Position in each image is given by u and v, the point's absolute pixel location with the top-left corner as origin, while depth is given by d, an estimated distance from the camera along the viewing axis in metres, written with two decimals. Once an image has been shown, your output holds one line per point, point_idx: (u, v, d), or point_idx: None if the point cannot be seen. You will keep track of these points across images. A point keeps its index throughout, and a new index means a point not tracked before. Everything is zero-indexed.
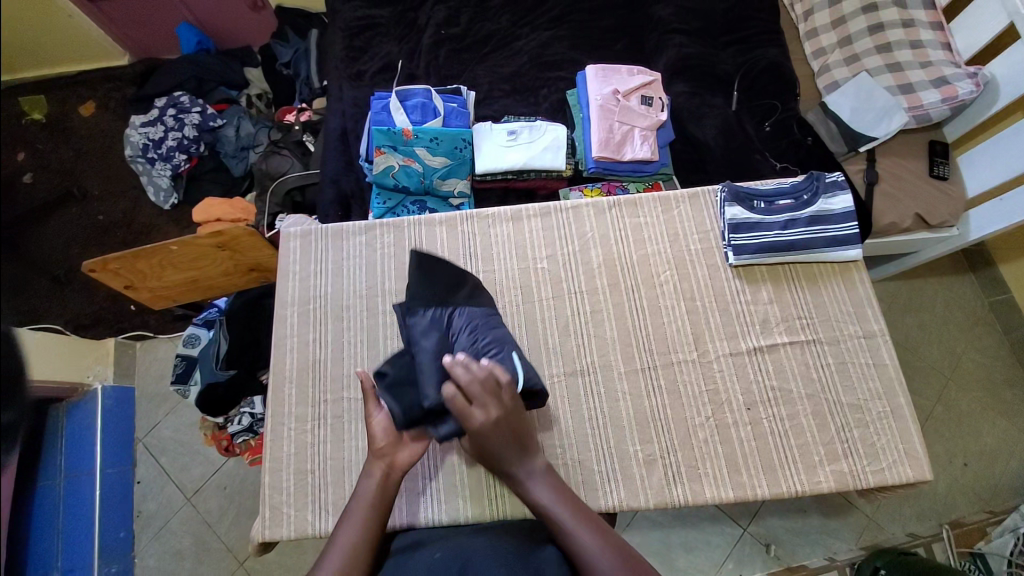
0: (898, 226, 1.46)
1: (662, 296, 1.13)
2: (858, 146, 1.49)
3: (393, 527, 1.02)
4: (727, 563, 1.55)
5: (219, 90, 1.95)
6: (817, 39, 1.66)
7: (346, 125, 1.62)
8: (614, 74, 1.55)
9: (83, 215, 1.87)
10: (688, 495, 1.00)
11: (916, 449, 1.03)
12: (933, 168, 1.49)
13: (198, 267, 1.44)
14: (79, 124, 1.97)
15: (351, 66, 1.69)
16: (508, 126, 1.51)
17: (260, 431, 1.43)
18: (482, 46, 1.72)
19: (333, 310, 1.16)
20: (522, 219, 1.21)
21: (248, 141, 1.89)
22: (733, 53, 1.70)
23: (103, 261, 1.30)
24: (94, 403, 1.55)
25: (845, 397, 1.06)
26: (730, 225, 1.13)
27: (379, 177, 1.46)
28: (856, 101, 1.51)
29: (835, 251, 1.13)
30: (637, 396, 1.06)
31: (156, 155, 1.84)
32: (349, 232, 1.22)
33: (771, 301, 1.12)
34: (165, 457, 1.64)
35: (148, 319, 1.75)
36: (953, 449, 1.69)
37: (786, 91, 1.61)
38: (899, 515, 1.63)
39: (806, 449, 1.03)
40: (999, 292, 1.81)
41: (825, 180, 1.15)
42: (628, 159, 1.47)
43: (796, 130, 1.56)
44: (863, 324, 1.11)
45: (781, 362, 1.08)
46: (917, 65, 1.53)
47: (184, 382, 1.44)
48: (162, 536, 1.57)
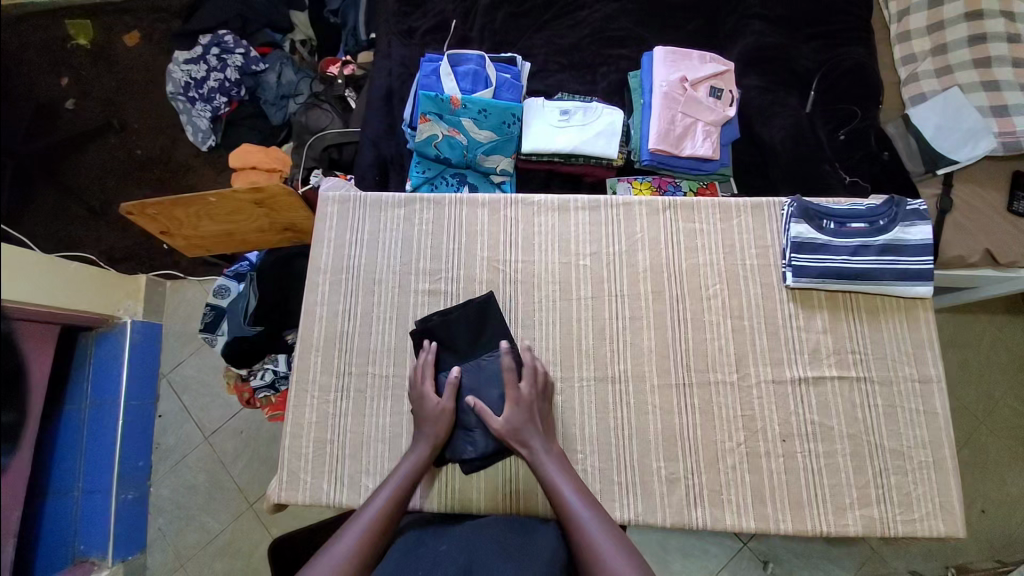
0: (965, 260, 1.34)
1: (708, 311, 1.07)
2: (937, 168, 1.37)
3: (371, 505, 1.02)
4: (721, 573, 1.54)
5: (263, 33, 1.88)
6: (908, 44, 1.50)
7: (391, 85, 1.55)
8: (683, 59, 1.43)
9: (122, 147, 1.86)
10: (707, 520, 0.97)
11: (954, 505, 0.98)
12: (1012, 202, 1.36)
13: (235, 221, 1.42)
14: (124, 55, 1.94)
15: (402, 21, 1.60)
16: (561, 105, 1.43)
17: (282, 388, 1.43)
18: (543, 13, 1.61)
19: (365, 282, 1.13)
20: (570, 210, 1.14)
21: (289, 89, 1.83)
22: (815, 48, 1.56)
23: (141, 204, 1.29)
24: (123, 335, 1.58)
25: (887, 442, 1.00)
26: (793, 243, 1.05)
27: (421, 145, 1.40)
28: (943, 118, 1.39)
29: (906, 285, 1.04)
30: (667, 411, 1.02)
31: (197, 95, 1.80)
32: (389, 204, 1.17)
33: (825, 331, 1.05)
34: (187, 396, 1.67)
35: (179, 260, 1.76)
36: (974, 495, 1.62)
37: (869, 97, 1.47)
38: (907, 553, 1.58)
39: (838, 490, 0.98)
40: None
41: (905, 207, 1.05)
42: (686, 155, 1.38)
43: (874, 142, 1.44)
44: (920, 368, 1.04)
45: (826, 397, 1.02)
46: (1017, 87, 1.39)
47: (212, 332, 1.44)
48: (179, 469, 1.62)
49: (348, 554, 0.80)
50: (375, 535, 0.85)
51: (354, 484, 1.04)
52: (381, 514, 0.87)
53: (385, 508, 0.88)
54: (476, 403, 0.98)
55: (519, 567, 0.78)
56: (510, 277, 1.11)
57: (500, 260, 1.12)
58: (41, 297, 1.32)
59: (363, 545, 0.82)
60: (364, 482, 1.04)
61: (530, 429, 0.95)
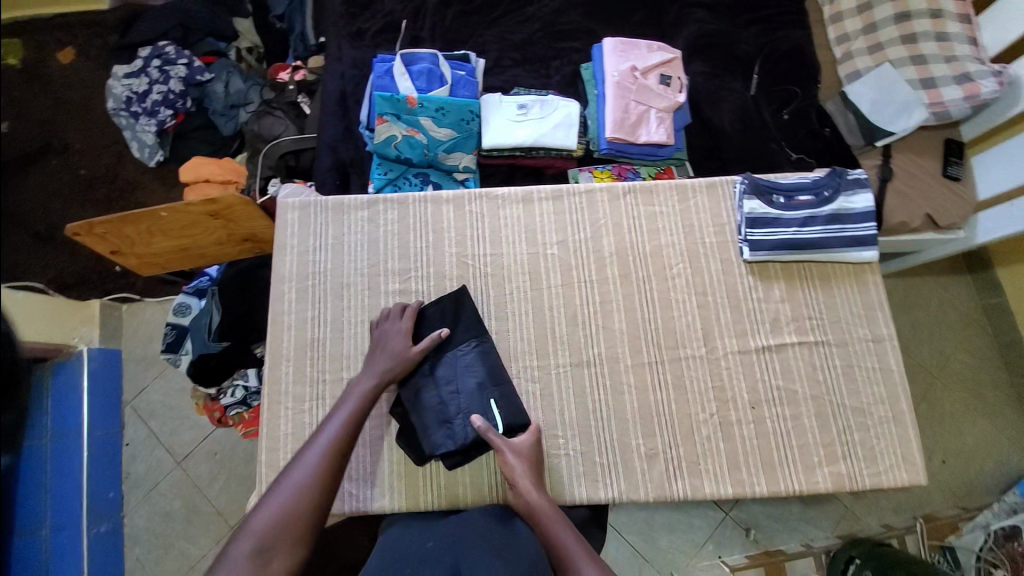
0: (907, 225, 1.44)
1: (674, 290, 1.11)
2: (876, 140, 1.45)
3: (345, 511, 1.01)
4: (708, 545, 1.59)
5: (206, 42, 1.82)
6: (840, 24, 1.59)
7: (345, 87, 1.52)
8: (632, 49, 1.47)
9: (64, 168, 1.76)
10: (688, 491, 1.00)
11: (914, 454, 1.04)
12: (946, 167, 1.46)
13: (190, 235, 1.37)
14: (58, 72, 1.84)
15: (350, 23, 1.58)
16: (518, 100, 1.44)
17: (254, 404, 1.38)
18: (492, 9, 1.62)
19: (333, 287, 1.12)
20: (534, 201, 1.16)
21: (238, 98, 1.77)
22: (755, 33, 1.62)
23: (87, 224, 1.23)
24: (79, 364, 1.50)
25: (848, 400, 1.06)
26: (747, 219, 1.10)
27: (380, 147, 1.38)
28: (878, 93, 1.46)
29: (852, 251, 1.10)
30: (642, 389, 1.05)
31: (140, 109, 1.72)
32: (351, 206, 1.16)
33: (783, 300, 1.10)
34: (154, 421, 1.60)
35: (134, 281, 1.68)
36: (932, 446, 1.73)
37: (810, 77, 1.55)
38: (876, 507, 1.68)
39: (807, 450, 1.03)
40: (994, 295, 1.82)
41: (847, 177, 1.11)
42: (642, 141, 1.41)
43: (815, 119, 1.52)
44: (872, 328, 1.10)
45: (788, 362, 1.07)
46: (941, 59, 1.47)
47: (174, 351, 1.39)
48: (152, 498, 1.55)
49: (287, 505, 0.78)
50: (324, 470, 0.83)
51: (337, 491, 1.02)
52: (323, 462, 0.84)
53: (331, 445, 0.86)
54: (487, 426, 0.94)
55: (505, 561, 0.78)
56: (479, 271, 1.12)
57: (469, 255, 1.13)
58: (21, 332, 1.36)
59: (313, 479, 0.81)
60: (347, 488, 1.02)
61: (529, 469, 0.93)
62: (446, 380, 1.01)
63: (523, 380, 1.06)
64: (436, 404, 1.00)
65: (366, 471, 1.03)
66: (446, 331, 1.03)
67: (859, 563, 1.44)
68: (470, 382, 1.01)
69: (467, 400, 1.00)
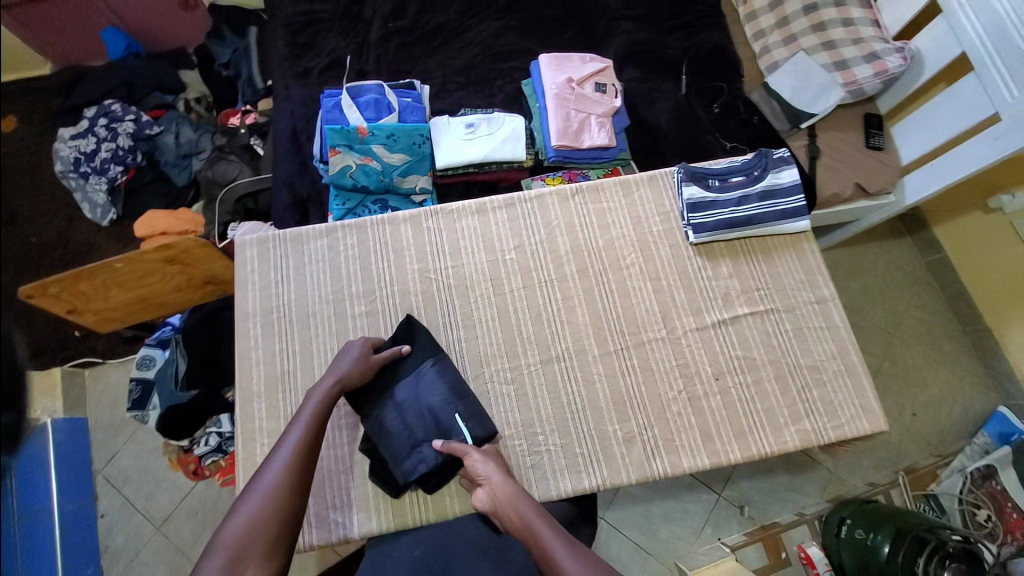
0: (840, 196, 1.54)
1: (629, 279, 1.16)
2: (800, 123, 1.57)
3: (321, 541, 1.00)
4: (707, 528, 1.62)
5: (153, 96, 1.84)
6: (756, 21, 1.73)
7: (296, 125, 1.56)
8: (567, 62, 1.56)
9: (14, 238, 1.74)
10: (667, 467, 1.04)
11: (870, 402, 1.11)
12: (870, 138, 1.58)
13: (149, 285, 1.37)
14: (1, 142, 1.82)
15: (296, 64, 1.63)
16: (465, 120, 1.50)
17: (229, 450, 1.37)
18: (432, 38, 1.69)
19: (299, 317, 1.13)
20: (488, 211, 1.21)
21: (189, 148, 1.79)
22: (679, 37, 1.74)
23: (41, 285, 1.21)
24: (45, 437, 1.43)
25: (803, 360, 1.12)
26: (688, 204, 1.18)
27: (336, 178, 1.41)
28: (797, 79, 1.58)
29: (787, 223, 1.19)
30: (612, 376, 1.09)
31: (89, 168, 1.72)
32: (309, 236, 1.18)
33: (731, 275, 1.17)
34: (127, 488, 1.56)
35: (94, 343, 1.65)
36: (901, 401, 1.82)
37: (732, 73, 1.67)
38: (859, 467, 1.74)
39: (772, 412, 1.09)
40: (935, 252, 1.94)
41: (773, 156, 1.20)
42: (586, 146, 1.49)
43: (743, 110, 1.63)
44: (815, 291, 1.18)
45: (744, 332, 1.13)
46: (850, 42, 1.61)
47: (142, 408, 1.36)
48: (134, 568, 1.49)
49: (258, 507, 0.78)
50: (292, 474, 0.83)
51: (322, 520, 1.02)
52: (290, 467, 0.84)
53: (297, 449, 0.86)
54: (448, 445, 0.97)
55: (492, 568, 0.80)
56: (443, 284, 1.16)
57: (430, 270, 1.16)
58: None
59: (281, 485, 0.81)
60: (332, 515, 1.02)
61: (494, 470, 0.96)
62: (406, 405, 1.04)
63: (497, 383, 1.09)
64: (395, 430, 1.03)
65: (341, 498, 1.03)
66: (407, 347, 1.07)
67: (850, 522, 1.50)
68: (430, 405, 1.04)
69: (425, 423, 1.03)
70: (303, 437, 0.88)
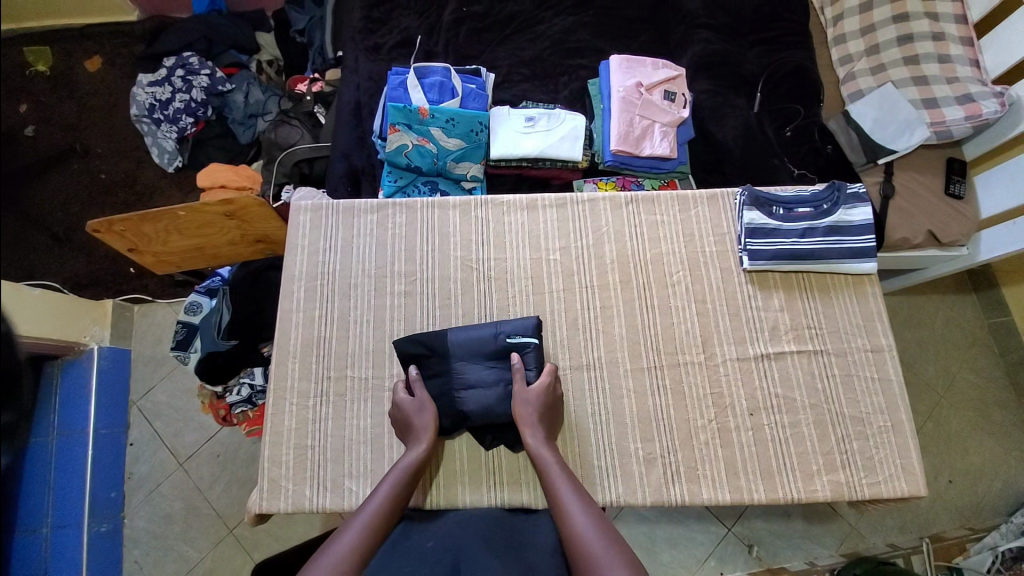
0: (910, 242, 1.45)
1: (674, 297, 1.13)
2: (876, 159, 1.48)
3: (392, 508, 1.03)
4: (710, 561, 1.57)
5: (229, 54, 1.89)
6: (844, 45, 1.63)
7: (360, 99, 1.58)
8: (638, 66, 1.51)
9: (86, 172, 1.83)
10: (685, 496, 1.01)
11: (914, 464, 1.04)
12: (949, 185, 1.47)
13: (205, 235, 1.42)
14: (85, 80, 1.92)
15: (368, 38, 1.65)
16: (526, 113, 1.48)
17: (259, 403, 1.41)
18: (504, 27, 1.68)
19: (340, 286, 1.15)
20: (538, 208, 1.19)
21: (257, 108, 1.84)
22: (759, 53, 1.67)
23: (108, 221, 1.28)
24: (89, 362, 1.54)
25: (847, 409, 1.06)
26: (747, 229, 1.12)
27: (391, 155, 1.43)
28: (880, 112, 1.48)
29: (850, 263, 1.12)
30: (641, 394, 1.06)
31: (162, 116, 1.80)
32: (361, 209, 1.20)
33: (782, 309, 1.12)
34: (159, 421, 1.63)
35: (147, 282, 1.73)
36: (939, 465, 1.71)
37: (810, 96, 1.59)
38: (882, 525, 1.65)
39: (805, 457, 1.03)
40: (999, 313, 1.81)
41: (847, 190, 1.13)
42: (646, 154, 1.45)
43: (818, 136, 1.55)
44: (872, 338, 1.11)
45: (787, 370, 1.08)
46: (942, 80, 1.50)
47: (184, 349, 1.42)
48: (153, 499, 1.57)
49: (347, 550, 0.79)
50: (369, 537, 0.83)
51: (337, 487, 1.04)
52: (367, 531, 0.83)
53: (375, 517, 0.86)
54: (519, 362, 1.03)
55: (505, 562, 0.81)
56: (484, 275, 1.15)
57: (473, 259, 1.16)
58: (20, 328, 1.33)
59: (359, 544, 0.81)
60: (347, 484, 1.04)
61: (538, 415, 0.99)
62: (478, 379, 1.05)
63: None
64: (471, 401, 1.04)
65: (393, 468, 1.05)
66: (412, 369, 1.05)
67: None
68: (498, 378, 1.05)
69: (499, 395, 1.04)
70: (392, 491, 0.91)
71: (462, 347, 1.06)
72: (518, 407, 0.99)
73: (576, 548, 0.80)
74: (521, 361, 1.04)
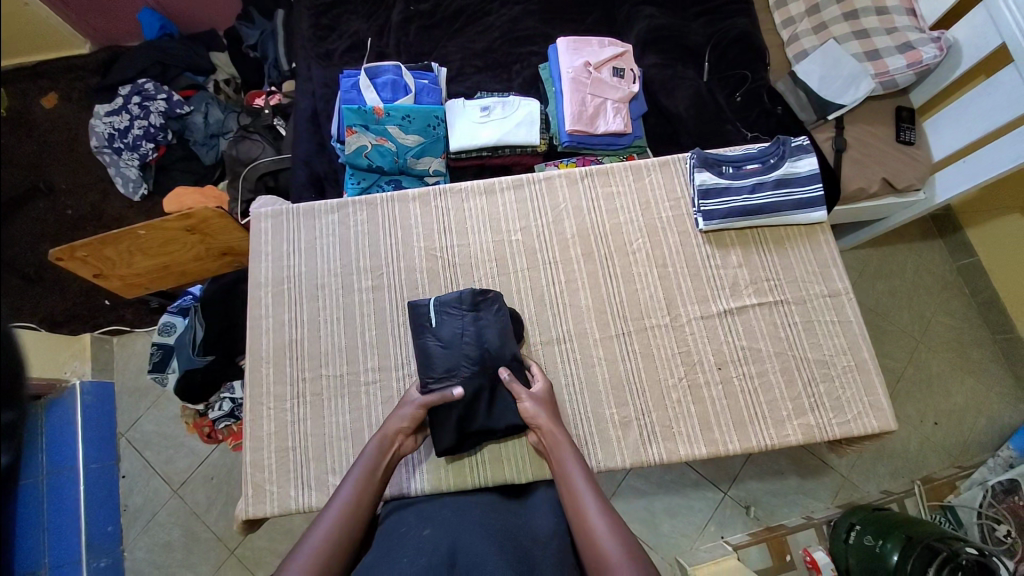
0: (866, 191, 1.48)
1: (635, 264, 1.16)
2: (827, 114, 1.51)
3: (386, 498, 1.05)
4: (710, 526, 1.60)
5: (184, 76, 1.88)
6: (786, 8, 1.66)
7: (316, 106, 1.59)
8: (585, 46, 1.54)
9: (50, 209, 1.82)
10: (663, 454, 1.04)
11: (881, 400, 1.08)
12: (900, 133, 1.51)
13: (169, 253, 1.42)
14: (42, 118, 1.91)
15: (319, 45, 1.66)
16: (481, 103, 1.50)
17: (240, 416, 1.45)
18: (453, 22, 1.70)
19: (308, 288, 1.16)
20: (496, 192, 1.21)
21: (217, 128, 1.84)
22: (704, 24, 1.70)
23: (68, 248, 1.27)
24: (74, 398, 1.52)
25: (811, 353, 1.10)
26: (699, 191, 1.16)
27: (351, 158, 1.43)
28: (825, 68, 1.52)
29: (802, 213, 1.16)
30: (612, 360, 1.09)
31: (122, 145, 1.79)
32: (321, 211, 1.21)
33: (740, 264, 1.16)
34: (149, 451, 1.63)
35: (122, 313, 1.72)
36: (923, 408, 1.75)
37: (757, 60, 1.62)
38: (874, 474, 1.69)
39: (775, 405, 1.07)
40: (966, 256, 1.86)
41: (791, 144, 1.17)
42: (601, 132, 1.48)
43: (767, 99, 1.57)
44: (828, 283, 1.15)
45: (750, 323, 1.12)
46: (883, 32, 1.54)
47: (161, 370, 1.44)
48: (151, 528, 1.56)
49: (342, 505, 0.86)
50: (364, 492, 0.89)
51: (322, 485, 1.05)
52: (359, 488, 0.89)
53: (366, 470, 0.92)
54: (511, 377, 1.02)
55: (498, 550, 0.80)
56: (448, 262, 1.17)
57: (437, 247, 1.18)
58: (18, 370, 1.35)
59: (355, 499, 0.87)
60: (331, 480, 1.05)
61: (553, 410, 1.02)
62: (475, 344, 1.04)
63: (536, 356, 1.10)
64: (476, 365, 1.03)
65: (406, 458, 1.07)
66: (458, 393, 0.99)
67: (859, 529, 1.45)
68: (463, 332, 1.05)
69: (499, 329, 1.06)
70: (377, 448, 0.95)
71: (442, 356, 1.04)
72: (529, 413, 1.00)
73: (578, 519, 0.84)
74: (511, 374, 1.03)
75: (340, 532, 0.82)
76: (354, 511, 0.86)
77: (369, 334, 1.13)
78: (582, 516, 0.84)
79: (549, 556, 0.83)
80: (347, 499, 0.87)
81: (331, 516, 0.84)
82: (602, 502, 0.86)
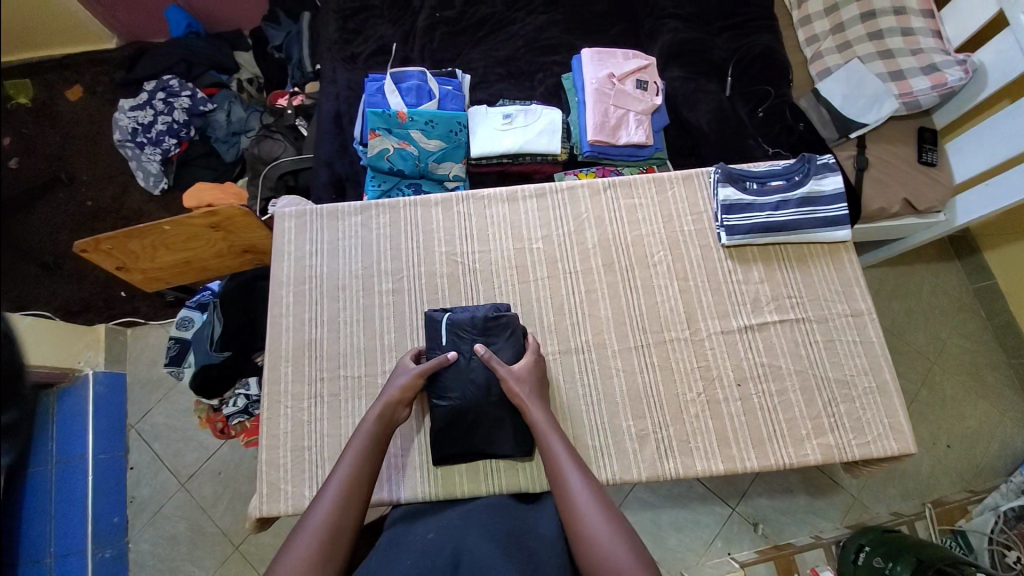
0: (886, 211, 1.48)
1: (656, 277, 1.16)
2: (849, 132, 1.51)
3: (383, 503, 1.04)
4: (716, 542, 1.58)
5: (209, 74, 1.90)
6: (810, 26, 1.66)
7: (339, 108, 1.61)
8: (609, 58, 1.55)
9: (72, 200, 1.84)
10: (679, 469, 1.03)
11: (902, 423, 1.07)
12: (922, 154, 1.50)
13: (191, 248, 1.43)
14: (68, 110, 1.94)
15: (344, 48, 1.68)
16: (503, 110, 1.50)
17: (254, 413, 1.47)
18: (477, 29, 1.71)
19: (329, 289, 1.17)
20: (518, 200, 1.22)
21: (239, 126, 1.86)
22: (727, 39, 1.71)
23: (94, 240, 1.28)
24: (85, 388, 1.53)
25: (832, 373, 1.09)
26: (723, 206, 1.16)
27: (373, 160, 1.44)
28: (848, 87, 1.52)
29: (825, 231, 1.16)
30: (630, 372, 1.09)
31: (146, 139, 1.81)
32: (345, 212, 1.22)
33: (762, 281, 1.15)
34: (158, 443, 1.63)
35: (138, 305, 1.74)
36: (936, 431, 1.73)
37: (780, 77, 1.62)
38: (884, 495, 1.66)
39: (794, 424, 1.06)
40: (984, 278, 1.84)
41: (816, 162, 1.17)
42: (623, 143, 1.48)
43: (789, 116, 1.56)
44: (851, 303, 1.14)
45: (770, 340, 1.11)
46: (907, 52, 1.53)
47: (177, 364, 1.45)
48: (157, 521, 1.57)
49: (331, 506, 0.80)
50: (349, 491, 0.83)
51: None
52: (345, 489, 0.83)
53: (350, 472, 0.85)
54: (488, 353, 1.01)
55: (506, 553, 0.79)
56: (469, 267, 1.17)
57: (459, 254, 1.18)
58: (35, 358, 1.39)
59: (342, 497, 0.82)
60: None
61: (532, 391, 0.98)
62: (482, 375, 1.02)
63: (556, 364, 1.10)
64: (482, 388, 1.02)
65: (392, 462, 1.08)
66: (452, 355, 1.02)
67: (868, 550, 1.43)
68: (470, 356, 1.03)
69: (514, 352, 1.04)
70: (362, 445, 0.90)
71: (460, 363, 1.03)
72: (512, 386, 0.98)
73: (575, 517, 0.80)
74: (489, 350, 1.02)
75: (328, 538, 0.76)
76: (344, 510, 0.80)
77: (389, 335, 1.13)
78: (579, 516, 0.80)
79: (556, 559, 0.83)
80: (334, 500, 0.81)
81: (319, 517, 0.78)
82: (600, 498, 0.82)
